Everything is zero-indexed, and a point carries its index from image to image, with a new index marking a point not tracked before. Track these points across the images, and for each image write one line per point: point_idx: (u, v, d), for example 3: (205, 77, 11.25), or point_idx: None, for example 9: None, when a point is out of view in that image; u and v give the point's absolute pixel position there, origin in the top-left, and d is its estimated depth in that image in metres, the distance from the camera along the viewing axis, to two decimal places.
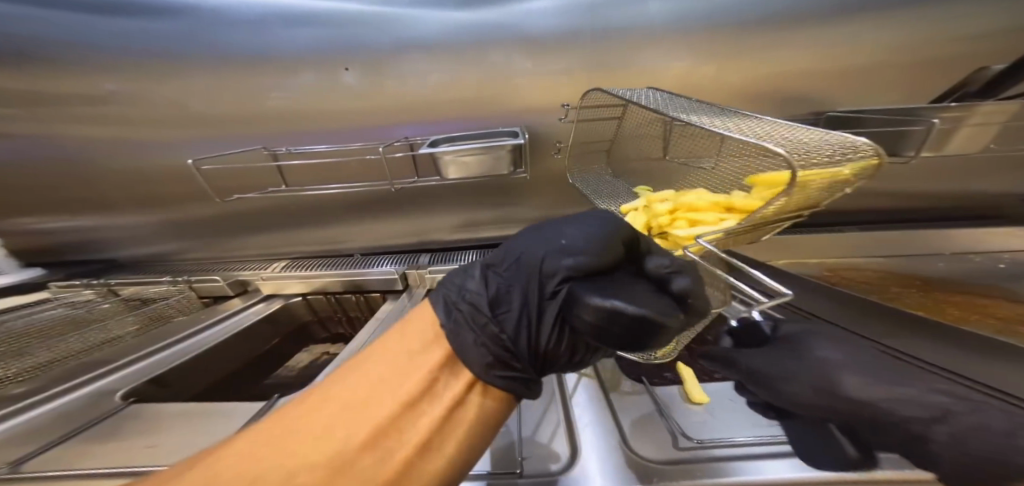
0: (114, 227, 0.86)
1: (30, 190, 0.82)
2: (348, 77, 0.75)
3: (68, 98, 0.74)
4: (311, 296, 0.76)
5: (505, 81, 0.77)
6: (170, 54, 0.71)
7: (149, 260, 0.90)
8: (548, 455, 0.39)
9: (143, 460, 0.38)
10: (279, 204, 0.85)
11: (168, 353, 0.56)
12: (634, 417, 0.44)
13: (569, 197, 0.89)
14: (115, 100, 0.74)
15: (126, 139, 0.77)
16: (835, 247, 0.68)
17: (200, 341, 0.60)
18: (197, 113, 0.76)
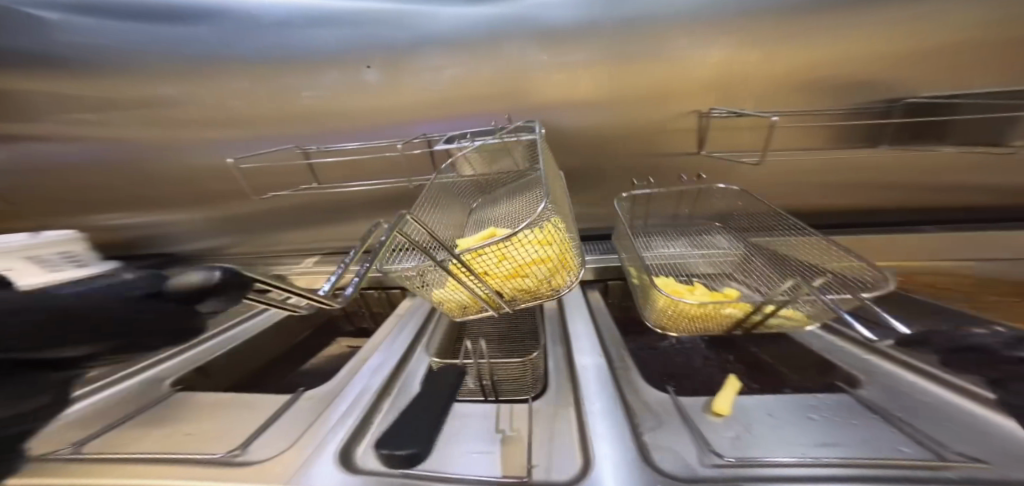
0: (162, 223, 0.93)
1: (91, 189, 0.89)
2: (370, 75, 0.76)
3: (122, 102, 0.80)
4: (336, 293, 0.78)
5: (525, 75, 0.75)
6: (210, 59, 0.75)
7: (195, 255, 0.96)
8: (562, 464, 0.38)
9: (183, 448, 0.39)
10: (307, 201, 0.88)
11: (207, 346, 0.59)
12: (655, 433, 0.41)
13: (591, 194, 0.86)
14: (170, 103, 0.79)
15: (172, 140, 0.82)
16: (883, 250, 0.62)
17: (238, 334, 0.63)
18: (233, 114, 0.79)
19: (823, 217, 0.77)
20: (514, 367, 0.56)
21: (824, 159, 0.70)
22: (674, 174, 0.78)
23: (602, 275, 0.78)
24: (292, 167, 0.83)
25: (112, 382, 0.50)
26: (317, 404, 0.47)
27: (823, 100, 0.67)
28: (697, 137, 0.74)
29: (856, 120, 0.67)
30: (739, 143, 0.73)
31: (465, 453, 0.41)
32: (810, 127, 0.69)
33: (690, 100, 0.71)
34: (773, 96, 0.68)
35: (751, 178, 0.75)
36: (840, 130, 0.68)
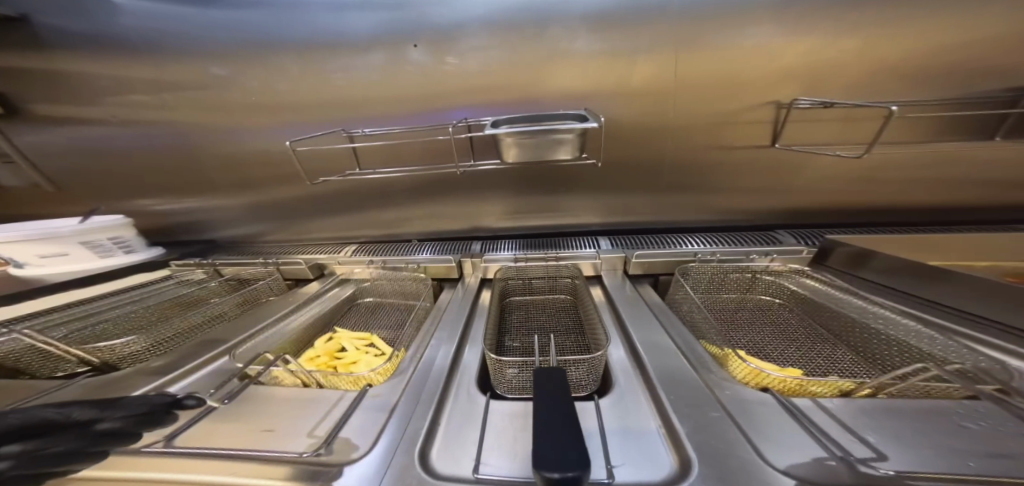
0: (199, 210, 0.91)
1: (129, 174, 0.88)
2: (416, 54, 0.72)
3: (160, 84, 0.77)
4: (377, 282, 0.77)
5: (579, 59, 0.71)
6: (252, 39, 0.72)
7: (235, 242, 0.95)
8: (654, 466, 0.34)
9: (269, 445, 0.38)
10: (346, 188, 0.86)
11: (266, 334, 0.57)
12: (757, 433, 0.36)
13: (641, 185, 0.82)
14: (219, 84, 0.76)
15: (212, 124, 0.80)
16: (965, 249, 0.59)
17: (295, 321, 0.61)
18: (274, 97, 0.77)
19: (887, 213, 0.74)
20: (575, 371, 0.47)
21: (902, 152, 0.66)
22: (731, 165, 0.75)
23: (653, 270, 0.73)
24: (333, 151, 0.81)
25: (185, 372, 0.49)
26: (382, 402, 0.45)
27: (915, 90, 0.62)
28: (771, 130, 0.70)
29: (953, 110, 0.62)
30: (814, 136, 0.69)
31: None
32: (897, 119, 0.64)
33: (757, 89, 0.68)
34: (848, 84, 0.64)
35: (818, 172, 0.72)
36: (928, 123, 0.63)
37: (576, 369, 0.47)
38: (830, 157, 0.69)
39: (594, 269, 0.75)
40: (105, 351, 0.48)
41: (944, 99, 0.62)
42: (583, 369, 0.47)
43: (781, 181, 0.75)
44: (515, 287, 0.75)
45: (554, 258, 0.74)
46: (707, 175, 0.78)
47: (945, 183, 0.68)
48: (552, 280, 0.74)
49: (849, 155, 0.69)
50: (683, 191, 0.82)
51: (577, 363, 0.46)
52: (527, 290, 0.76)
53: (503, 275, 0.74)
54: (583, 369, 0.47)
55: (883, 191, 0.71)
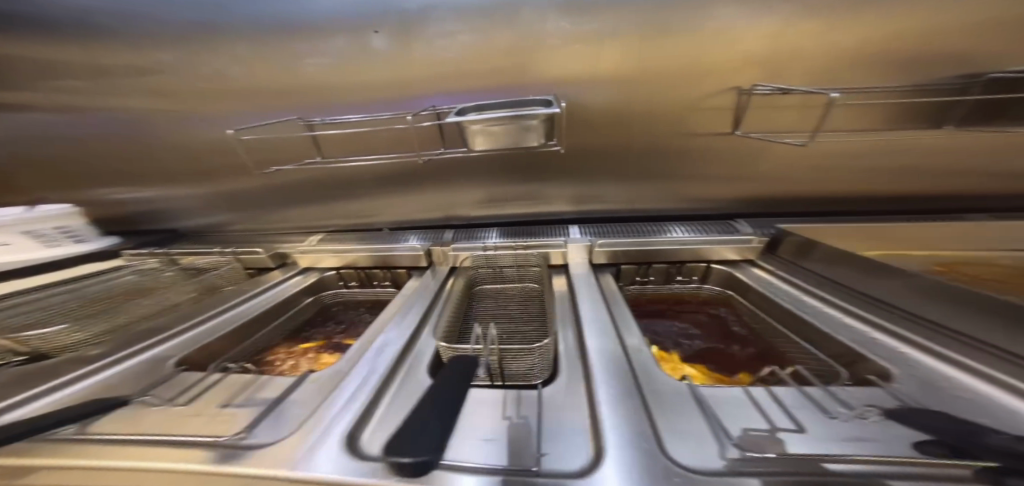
0: (163, 199, 0.90)
1: (89, 162, 0.86)
2: (379, 40, 0.70)
3: (113, 69, 0.75)
4: (341, 271, 0.76)
5: (547, 45, 0.69)
6: (205, 22, 0.70)
7: (202, 232, 0.94)
8: (580, 446, 0.33)
9: (186, 429, 0.38)
10: (312, 176, 0.85)
11: (212, 324, 0.57)
12: (679, 415, 0.36)
13: (609, 174, 0.81)
14: (173, 70, 0.74)
15: (170, 111, 0.78)
16: (917, 239, 0.58)
17: (246, 309, 0.62)
18: (232, 83, 0.75)
19: (856, 202, 0.72)
20: (525, 359, 0.47)
21: (871, 140, 0.65)
22: (697, 153, 0.74)
23: (616, 259, 0.71)
24: (295, 140, 0.79)
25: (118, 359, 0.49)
26: (322, 389, 0.45)
27: (885, 75, 0.60)
28: (732, 117, 0.69)
29: (917, 97, 0.61)
30: (780, 123, 0.67)
31: (471, 439, 0.36)
32: (866, 105, 0.63)
33: (722, 74, 0.66)
34: (812, 70, 0.62)
35: (783, 160, 0.71)
36: (903, 108, 0.62)
37: (526, 357, 0.47)
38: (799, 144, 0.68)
39: (563, 258, 0.74)
40: (38, 339, 0.48)
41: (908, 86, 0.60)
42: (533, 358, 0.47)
43: (748, 169, 0.74)
44: (484, 276, 0.75)
45: (520, 246, 0.74)
46: (674, 164, 0.77)
47: (911, 172, 0.67)
48: (519, 269, 0.74)
49: (794, 142, 0.68)
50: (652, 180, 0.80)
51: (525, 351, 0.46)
52: (496, 279, 0.75)
53: (473, 263, 0.75)
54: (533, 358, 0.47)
55: (853, 179, 0.70)
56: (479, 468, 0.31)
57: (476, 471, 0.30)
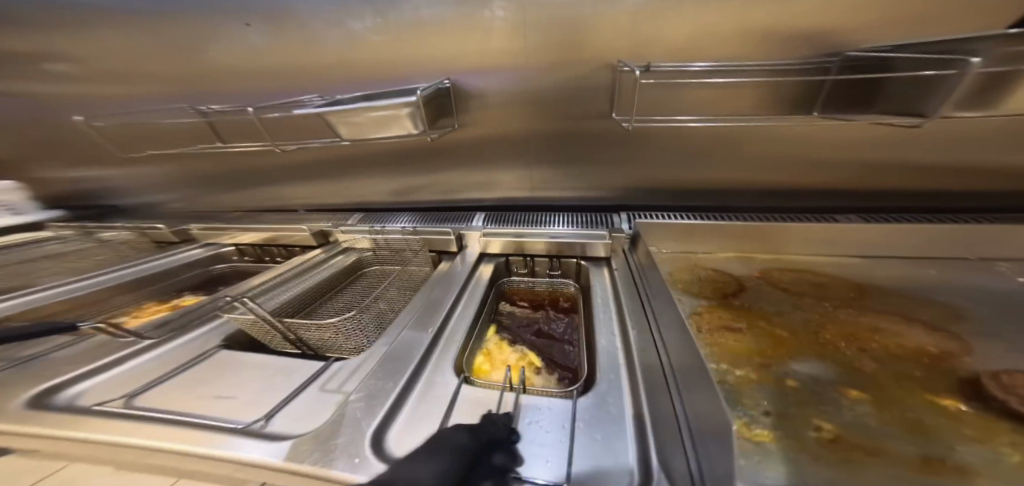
0: (99, 178, 0.95)
1: (25, 145, 0.91)
2: (252, 34, 0.64)
3: (12, 55, 0.75)
4: (240, 246, 0.82)
5: (431, 30, 0.60)
6: (73, 6, 0.65)
7: (139, 209, 0.99)
8: (310, 423, 0.38)
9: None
10: (216, 162, 0.83)
11: (84, 283, 0.67)
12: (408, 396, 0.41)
13: (506, 166, 0.72)
14: (65, 57, 0.73)
15: (72, 97, 0.78)
16: (772, 239, 0.52)
17: (124, 273, 0.72)
18: (116, 69, 0.72)
19: (760, 192, 0.66)
20: (318, 333, 0.52)
21: (758, 125, 0.57)
22: (595, 140, 0.66)
23: (503, 250, 0.64)
24: (187, 126, 0.76)
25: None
26: (155, 345, 0.53)
27: (773, 52, 0.52)
28: (608, 97, 0.61)
29: (809, 76, 0.52)
30: (671, 105, 0.59)
31: (240, 401, 0.42)
32: (754, 86, 0.55)
33: (606, 51, 0.57)
34: (703, 44, 0.54)
35: (679, 144, 0.63)
36: (780, 89, 0.54)
37: (318, 332, 0.52)
38: (689, 128, 0.60)
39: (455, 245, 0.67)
40: None
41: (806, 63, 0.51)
42: (327, 333, 0.52)
43: (649, 156, 0.66)
44: (375, 258, 0.71)
45: (403, 231, 0.67)
46: (574, 151, 0.69)
47: (827, 160, 0.59)
48: (400, 253, 0.69)
49: (679, 122, 0.60)
50: (560, 171, 0.72)
51: (309, 327, 0.51)
52: (389, 261, 0.70)
53: (370, 245, 0.70)
54: (327, 333, 0.52)
55: (753, 168, 0.63)
56: (218, 430, 0.38)
57: (220, 430, 0.38)
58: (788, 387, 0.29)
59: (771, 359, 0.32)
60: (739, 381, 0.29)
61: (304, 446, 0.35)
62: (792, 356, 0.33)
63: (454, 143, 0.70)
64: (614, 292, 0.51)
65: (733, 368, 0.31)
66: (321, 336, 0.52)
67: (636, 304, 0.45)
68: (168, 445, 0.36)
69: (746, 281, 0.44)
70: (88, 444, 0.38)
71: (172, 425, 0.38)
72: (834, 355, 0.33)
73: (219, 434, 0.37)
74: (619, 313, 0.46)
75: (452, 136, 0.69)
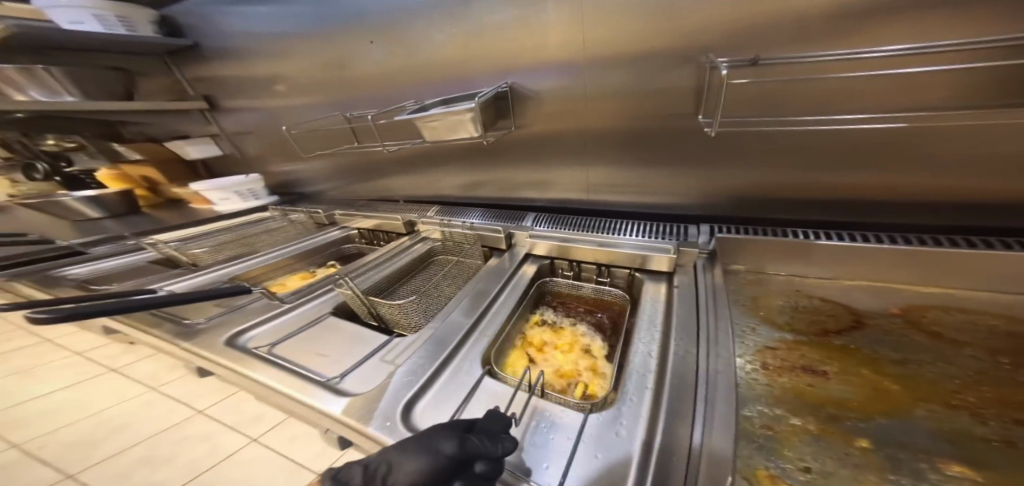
0: (281, 169, 1.33)
1: (248, 144, 1.34)
2: (374, 49, 0.79)
3: (252, 83, 1.13)
4: (360, 229, 1.01)
5: (505, 33, 0.63)
6: (284, 43, 0.95)
7: (300, 196, 1.35)
8: (367, 388, 0.41)
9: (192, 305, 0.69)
10: (348, 159, 1.06)
11: (267, 254, 0.91)
12: (442, 375, 0.42)
13: (583, 162, 0.69)
14: (275, 80, 1.06)
15: (276, 109, 1.13)
16: (931, 271, 0.38)
17: (288, 248, 0.94)
18: (298, 86, 1.00)
19: (936, 209, 0.47)
20: (392, 310, 0.56)
21: (944, 125, 0.42)
22: (671, 137, 0.58)
23: (550, 254, 0.61)
24: (336, 130, 0.99)
25: (218, 265, 0.86)
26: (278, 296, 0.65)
27: (975, 25, 0.38)
28: (693, 98, 0.54)
29: (1002, 57, 0.37)
30: (777, 92, 0.48)
31: (325, 355, 0.48)
32: (943, 71, 0.40)
33: (692, 38, 0.51)
34: (832, 11, 0.42)
35: (786, 140, 0.50)
36: (995, 75, 0.38)
37: (393, 310, 0.56)
38: (817, 131, 0.48)
39: (509, 242, 0.69)
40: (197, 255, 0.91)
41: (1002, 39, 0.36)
42: (399, 312, 0.55)
43: (742, 155, 0.54)
44: (439, 246, 0.78)
45: (466, 225, 0.73)
46: (644, 150, 0.62)
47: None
48: (457, 245, 0.74)
49: (786, 123, 0.49)
50: (627, 172, 0.66)
51: (387, 305, 0.54)
52: (450, 250, 0.77)
53: (438, 237, 0.77)
54: (399, 312, 0.55)
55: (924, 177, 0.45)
56: (307, 380, 0.43)
57: (307, 378, 0.43)
58: (855, 448, 0.25)
59: (851, 416, 0.27)
60: (787, 429, 0.26)
61: (356, 403, 0.39)
62: (892, 418, 0.27)
63: (532, 135, 0.70)
64: (666, 307, 0.43)
65: (789, 415, 0.27)
66: (394, 314, 0.56)
67: (693, 317, 0.39)
68: (273, 380, 0.43)
69: (868, 319, 0.36)
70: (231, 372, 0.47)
71: (278, 365, 0.46)
72: (958, 429, 0.25)
73: (306, 381, 0.43)
74: (668, 323, 0.39)
75: (511, 136, 0.72)
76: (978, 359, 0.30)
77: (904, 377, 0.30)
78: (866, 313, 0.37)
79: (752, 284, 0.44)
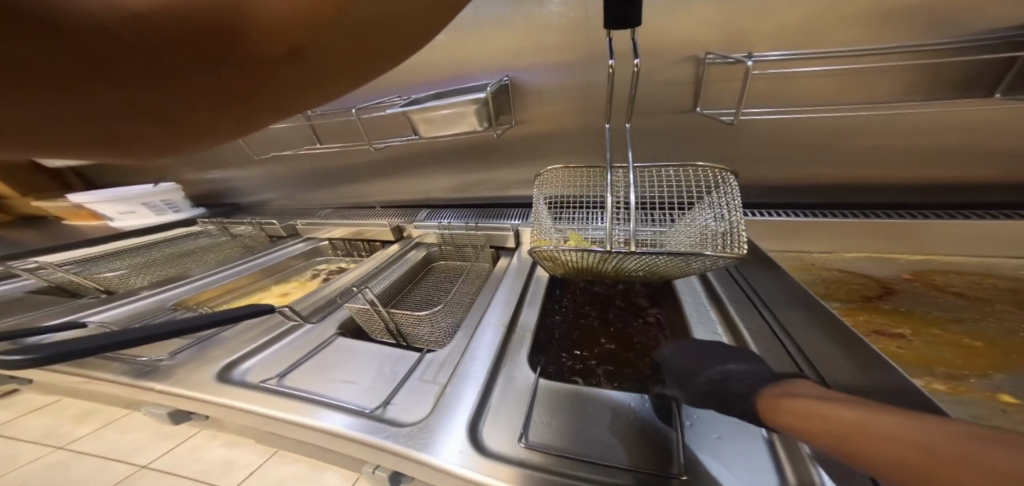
0: (212, 179, 1.11)
1: None
2: None
3: None
4: (332, 241, 0.89)
5: (505, 27, 0.60)
6: None
7: (240, 207, 1.14)
8: (417, 413, 0.38)
9: (134, 352, 0.57)
10: (306, 163, 0.92)
11: (221, 274, 0.78)
12: (501, 402, 0.38)
13: (586, 158, 0.68)
14: None
15: None
16: (909, 241, 0.44)
17: (244, 267, 0.81)
18: None
19: (897, 189, 0.55)
20: (415, 324, 0.52)
21: (892, 116, 0.49)
22: (667, 133, 0.60)
23: None
24: (292, 131, 0.86)
25: (158, 290, 0.73)
26: (273, 325, 0.60)
27: (919, 32, 0.44)
28: (687, 92, 0.56)
29: (942, 60, 0.44)
30: (762, 91, 0.52)
31: (354, 384, 0.45)
32: (899, 70, 0.47)
33: (689, 37, 0.52)
34: (812, 21, 0.47)
35: (771, 137, 0.56)
36: (940, 71, 0.45)
37: (416, 324, 0.52)
38: (794, 122, 0.53)
39: (517, 240, 0.67)
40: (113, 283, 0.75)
41: (943, 45, 0.44)
42: (424, 325, 0.52)
43: (733, 149, 0.58)
44: (441, 250, 0.73)
45: (469, 225, 0.68)
46: (643, 146, 0.63)
47: (975, 150, 0.49)
48: (460, 247, 0.70)
49: (775, 115, 0.53)
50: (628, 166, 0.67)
51: (412, 319, 0.51)
52: (456, 253, 0.72)
53: (436, 240, 0.72)
54: (424, 325, 0.52)
55: (889, 162, 0.53)
56: (342, 410, 0.40)
57: (340, 410, 0.40)
58: (1001, 402, 0.24)
59: (965, 372, 0.27)
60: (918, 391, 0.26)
61: (409, 434, 0.35)
62: (998, 370, 0.27)
63: (533, 133, 0.68)
64: (716, 296, 0.45)
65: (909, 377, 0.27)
66: (419, 328, 0.52)
67: (750, 310, 0.41)
68: (304, 421, 0.39)
69: (893, 285, 0.39)
70: (247, 414, 0.43)
71: (299, 406, 0.41)
72: None
73: (343, 413, 0.39)
74: (722, 313, 0.42)
75: (511, 133, 0.69)
76: (1011, 306, 0.34)
77: (972, 334, 0.31)
78: (884, 279, 0.40)
79: (786, 260, 0.46)
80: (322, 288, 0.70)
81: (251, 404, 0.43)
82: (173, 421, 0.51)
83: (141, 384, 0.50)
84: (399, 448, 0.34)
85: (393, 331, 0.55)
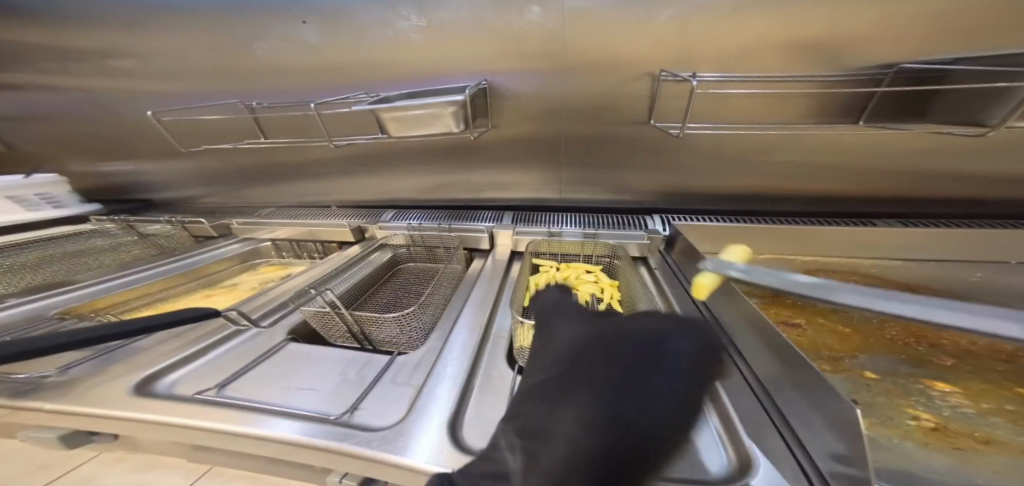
0: (120, 173, 0.95)
1: (48, 136, 0.90)
2: (307, 31, 0.64)
3: (61, 51, 0.76)
4: (277, 241, 0.82)
5: (480, 33, 0.60)
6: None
7: (157, 203, 0.99)
8: (386, 417, 0.39)
9: (19, 371, 0.47)
10: (248, 159, 0.83)
11: (128, 277, 0.67)
12: (475, 403, 0.40)
13: (552, 163, 0.72)
14: (113, 51, 0.74)
15: (111, 89, 0.79)
16: (806, 242, 0.56)
17: (163, 269, 0.71)
18: (163, 66, 0.73)
19: (801, 198, 0.67)
20: (382, 326, 0.51)
21: (800, 135, 0.60)
22: (628, 144, 0.66)
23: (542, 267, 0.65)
24: (234, 122, 0.76)
25: (39, 295, 0.60)
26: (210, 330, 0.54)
27: (823, 68, 0.54)
28: (645, 105, 0.62)
29: (837, 92, 0.55)
30: (706, 111, 0.60)
31: (315, 392, 0.43)
32: (808, 96, 0.56)
33: (649, 58, 0.57)
34: (747, 55, 0.55)
35: (711, 151, 0.64)
36: (833, 101, 0.56)
37: (384, 328, 0.51)
38: (730, 138, 0.62)
39: (489, 243, 0.69)
40: None
41: (839, 83, 0.54)
42: (396, 330, 0.51)
43: (679, 161, 0.67)
44: (409, 253, 0.72)
45: (441, 228, 0.69)
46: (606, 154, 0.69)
47: (856, 169, 0.61)
48: (430, 249, 0.70)
49: (715, 132, 0.61)
50: (590, 170, 0.72)
51: (381, 323, 0.50)
52: (424, 256, 0.71)
53: (404, 241, 0.71)
54: (396, 330, 0.51)
55: (796, 175, 0.64)
56: (304, 419, 0.39)
57: (302, 419, 0.39)
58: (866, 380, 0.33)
59: (842, 354, 0.36)
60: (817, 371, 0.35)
61: (378, 439, 0.36)
62: (862, 351, 0.36)
63: (504, 138, 0.70)
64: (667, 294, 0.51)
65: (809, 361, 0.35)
66: (389, 333, 0.51)
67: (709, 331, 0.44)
68: (264, 435, 0.37)
69: None
70: (187, 431, 0.40)
71: (253, 418, 0.39)
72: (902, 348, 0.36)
73: (305, 423, 0.38)
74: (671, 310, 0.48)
75: (486, 136, 0.69)
76: None
77: (845, 321, 0.41)
78: None
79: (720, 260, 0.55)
80: (267, 289, 0.65)
81: (190, 421, 0.40)
82: (65, 445, 0.44)
83: (28, 406, 0.42)
84: (371, 453, 0.35)
85: (358, 335, 0.53)
